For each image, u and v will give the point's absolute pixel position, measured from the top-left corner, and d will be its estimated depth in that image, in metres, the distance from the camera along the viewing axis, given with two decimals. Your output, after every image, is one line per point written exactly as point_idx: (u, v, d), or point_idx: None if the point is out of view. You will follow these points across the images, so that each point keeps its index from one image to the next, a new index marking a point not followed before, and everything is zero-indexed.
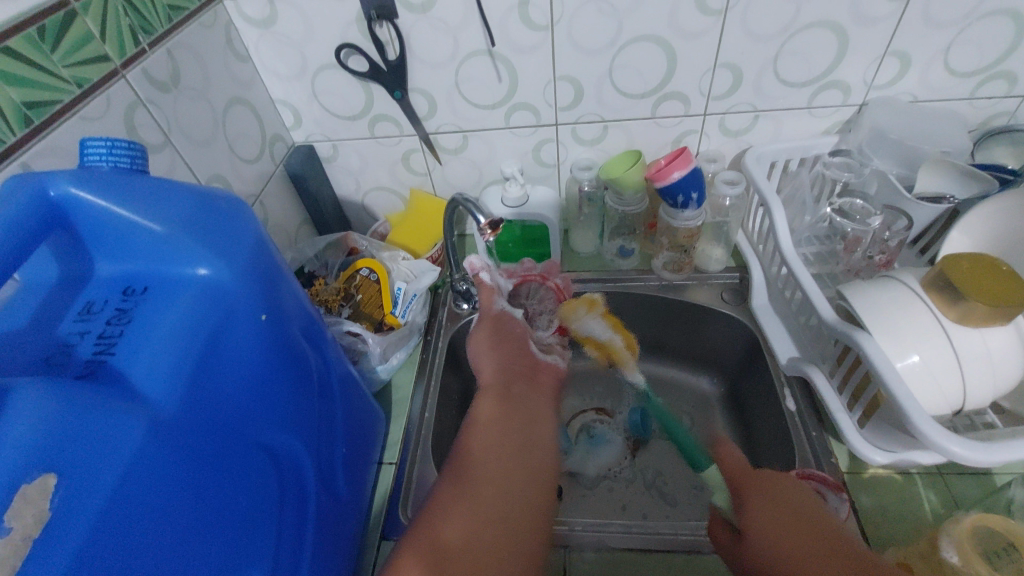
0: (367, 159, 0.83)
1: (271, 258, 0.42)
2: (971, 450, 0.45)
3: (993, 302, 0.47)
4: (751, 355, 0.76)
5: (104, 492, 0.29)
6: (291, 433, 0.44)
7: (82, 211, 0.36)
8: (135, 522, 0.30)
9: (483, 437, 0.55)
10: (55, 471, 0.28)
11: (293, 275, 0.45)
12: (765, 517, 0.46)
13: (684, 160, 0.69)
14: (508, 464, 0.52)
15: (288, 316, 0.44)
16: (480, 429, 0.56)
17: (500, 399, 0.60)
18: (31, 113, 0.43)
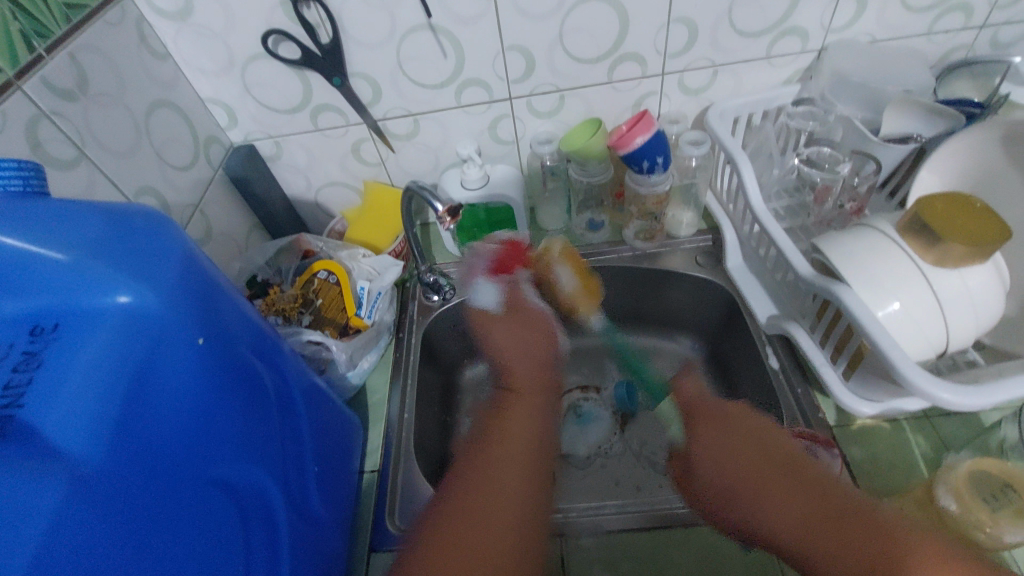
0: (314, 153, 0.78)
1: (203, 275, 0.39)
2: (959, 395, 0.44)
3: (973, 241, 0.46)
4: (731, 318, 0.75)
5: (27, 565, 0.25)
6: (248, 461, 0.41)
7: None
8: None
9: (506, 424, 0.47)
10: None
11: (229, 290, 0.42)
12: (718, 446, 0.47)
13: (647, 123, 0.66)
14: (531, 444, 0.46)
15: (227, 337, 0.41)
16: (505, 432, 0.46)
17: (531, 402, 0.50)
18: None
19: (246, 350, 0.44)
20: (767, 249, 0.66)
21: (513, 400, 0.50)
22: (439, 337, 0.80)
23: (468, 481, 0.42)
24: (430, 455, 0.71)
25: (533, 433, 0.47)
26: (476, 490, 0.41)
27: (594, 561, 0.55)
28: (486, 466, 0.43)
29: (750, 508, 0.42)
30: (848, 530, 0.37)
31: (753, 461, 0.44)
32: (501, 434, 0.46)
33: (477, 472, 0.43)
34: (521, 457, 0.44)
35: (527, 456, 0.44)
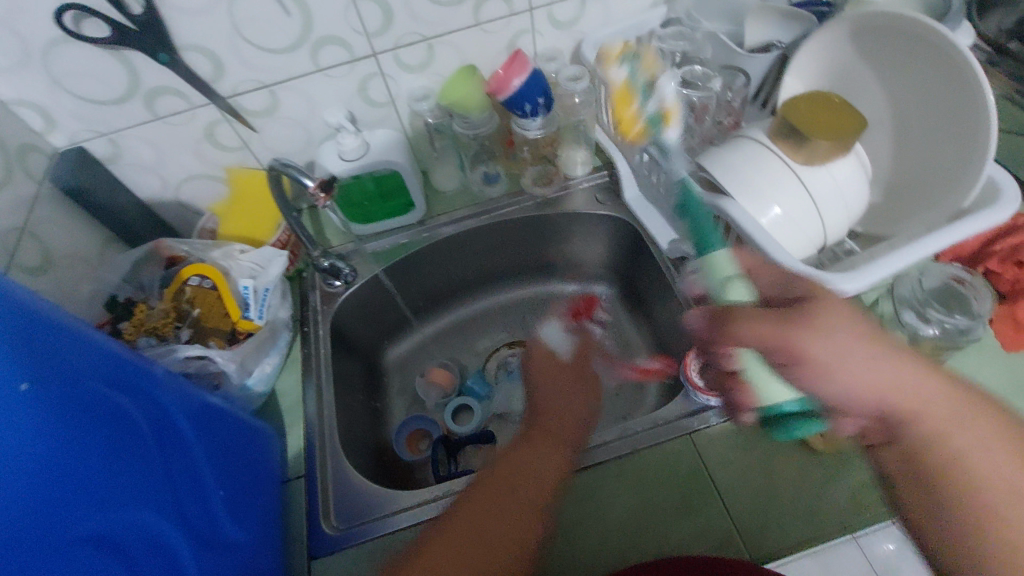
0: (161, 146, 0.68)
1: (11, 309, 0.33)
2: (842, 283, 0.47)
3: (832, 135, 0.48)
4: (637, 250, 0.75)
5: None
6: (125, 503, 0.37)
7: None
8: None
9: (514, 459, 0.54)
10: None
11: (49, 320, 0.37)
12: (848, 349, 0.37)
13: (521, 63, 0.63)
14: (522, 501, 0.51)
15: (65, 373, 0.36)
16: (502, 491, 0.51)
17: (546, 453, 0.55)
18: None
19: (95, 383, 0.39)
20: (658, 175, 0.66)
21: (532, 443, 0.56)
22: (349, 322, 0.75)
23: (472, 511, 0.50)
24: (361, 446, 0.68)
25: (541, 459, 0.55)
26: (476, 518, 0.49)
27: None
28: (491, 497, 0.51)
29: (852, 388, 0.37)
30: (951, 425, 0.36)
31: (873, 362, 0.37)
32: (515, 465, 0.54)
33: (473, 507, 0.50)
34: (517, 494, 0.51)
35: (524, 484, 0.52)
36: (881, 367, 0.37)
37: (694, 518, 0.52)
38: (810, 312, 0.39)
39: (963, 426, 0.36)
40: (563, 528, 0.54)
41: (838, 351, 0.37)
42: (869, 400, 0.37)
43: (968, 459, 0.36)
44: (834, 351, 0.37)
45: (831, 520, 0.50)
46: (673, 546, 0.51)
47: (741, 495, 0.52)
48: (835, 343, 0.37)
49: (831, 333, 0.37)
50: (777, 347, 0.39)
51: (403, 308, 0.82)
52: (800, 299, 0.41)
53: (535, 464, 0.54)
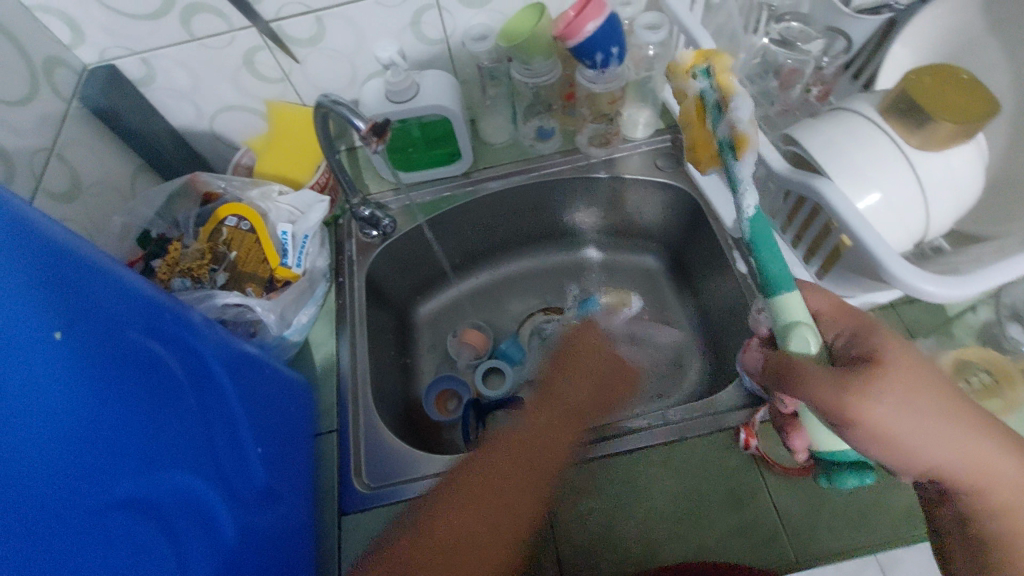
0: (196, 71, 0.63)
1: (37, 246, 0.30)
2: (944, 287, 0.41)
3: (960, 117, 0.42)
4: (694, 223, 0.70)
5: None
6: (162, 464, 0.35)
7: None
8: None
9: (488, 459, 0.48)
10: None
11: (89, 263, 0.34)
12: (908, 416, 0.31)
13: (597, 6, 0.56)
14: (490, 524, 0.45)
15: (97, 319, 0.33)
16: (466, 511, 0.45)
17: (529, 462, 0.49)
18: None
19: (133, 331, 0.36)
20: None
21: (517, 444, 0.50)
22: (384, 274, 0.72)
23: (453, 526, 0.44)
24: (392, 403, 0.66)
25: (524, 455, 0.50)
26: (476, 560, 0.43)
27: (576, 491, 0.53)
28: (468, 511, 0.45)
29: (925, 449, 0.32)
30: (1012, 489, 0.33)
31: (944, 419, 0.32)
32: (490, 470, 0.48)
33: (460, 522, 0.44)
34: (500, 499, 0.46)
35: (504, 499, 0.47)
36: (949, 420, 0.32)
37: (742, 513, 0.50)
38: (875, 375, 0.31)
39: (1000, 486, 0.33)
40: (604, 509, 0.52)
41: (913, 406, 0.31)
42: (935, 465, 0.33)
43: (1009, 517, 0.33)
44: (898, 417, 0.31)
45: (885, 528, 0.48)
46: (717, 538, 0.49)
47: (793, 495, 0.50)
48: (906, 397, 0.31)
49: (901, 382, 0.32)
50: (828, 408, 0.32)
51: (440, 263, 0.78)
52: (867, 358, 0.33)
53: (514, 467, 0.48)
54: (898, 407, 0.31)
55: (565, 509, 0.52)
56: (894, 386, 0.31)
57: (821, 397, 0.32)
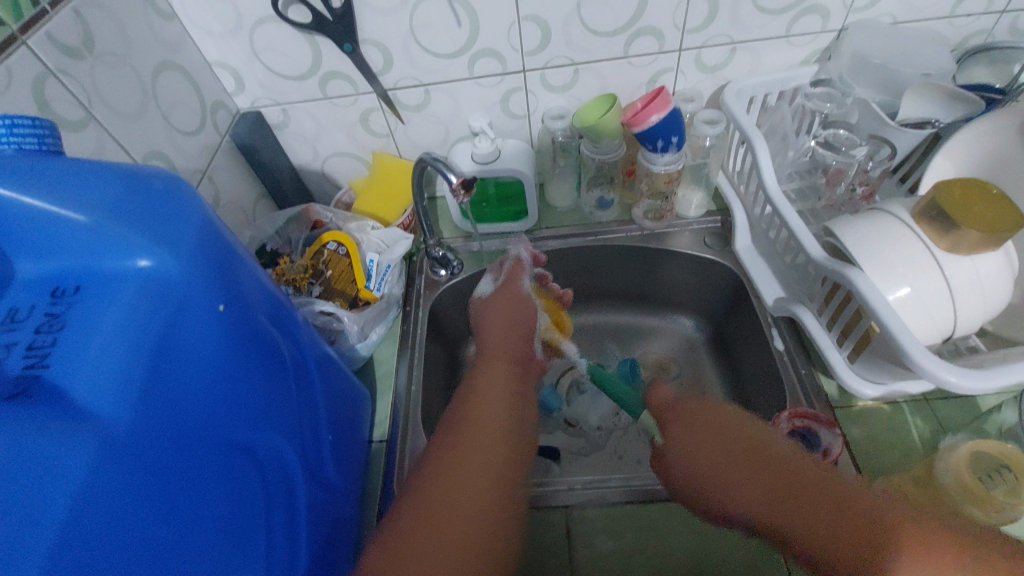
0: (322, 122, 0.76)
1: (223, 239, 0.38)
2: (966, 379, 0.44)
3: (987, 227, 0.46)
4: (737, 299, 0.75)
5: (66, 496, 0.27)
6: (269, 430, 0.41)
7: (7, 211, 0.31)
8: (107, 533, 0.28)
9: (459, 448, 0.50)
10: (12, 493, 0.26)
11: (250, 257, 0.42)
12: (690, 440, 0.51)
13: (663, 101, 0.65)
14: (475, 505, 0.46)
15: (251, 302, 0.41)
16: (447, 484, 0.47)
17: (495, 454, 0.50)
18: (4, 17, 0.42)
19: (266, 320, 0.43)
20: (777, 231, 0.65)
21: (473, 430, 0.51)
22: (446, 309, 0.79)
23: (427, 492, 0.46)
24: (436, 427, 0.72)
25: (492, 407, 0.55)
26: (470, 480, 0.47)
27: (599, 533, 0.56)
28: (447, 472, 0.48)
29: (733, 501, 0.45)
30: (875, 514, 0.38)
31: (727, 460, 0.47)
32: (473, 408, 0.54)
33: (435, 483, 0.47)
34: (479, 454, 0.50)
35: (486, 455, 0.50)
36: (735, 457, 0.47)
37: None
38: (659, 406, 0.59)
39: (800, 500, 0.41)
40: (623, 554, 0.54)
41: (693, 451, 0.50)
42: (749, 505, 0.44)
43: (825, 527, 0.39)
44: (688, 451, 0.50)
45: None
46: None
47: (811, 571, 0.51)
48: (688, 447, 0.50)
49: (672, 439, 0.52)
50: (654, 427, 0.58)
51: None
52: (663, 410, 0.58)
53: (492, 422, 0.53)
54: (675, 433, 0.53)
55: (585, 546, 0.55)
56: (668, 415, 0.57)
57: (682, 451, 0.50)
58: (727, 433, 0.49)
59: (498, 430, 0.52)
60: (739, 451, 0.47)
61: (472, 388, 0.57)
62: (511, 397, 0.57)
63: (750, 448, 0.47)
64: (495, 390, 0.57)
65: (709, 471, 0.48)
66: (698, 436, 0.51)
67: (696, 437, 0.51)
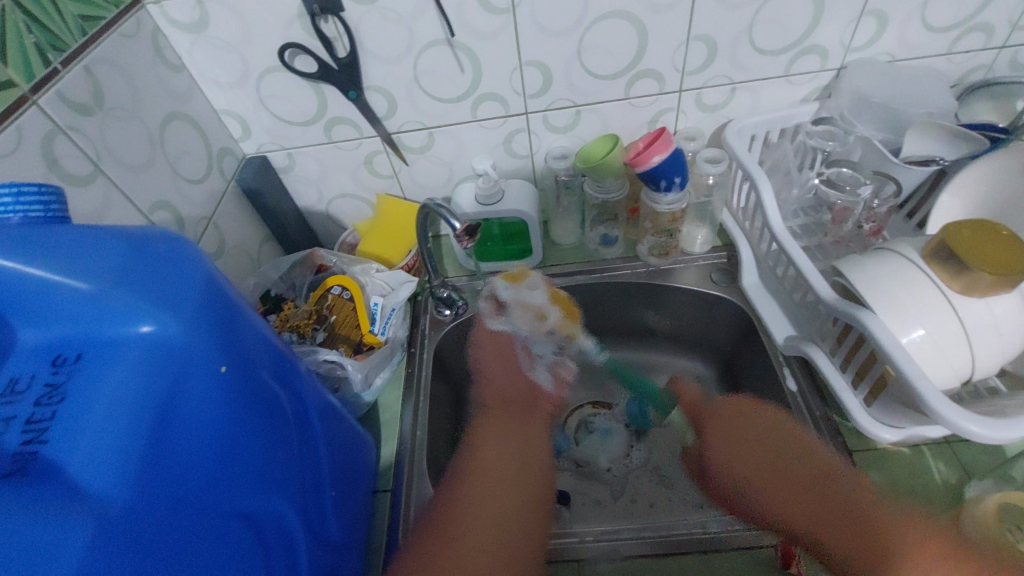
0: (327, 165, 0.77)
1: (227, 297, 0.38)
2: (988, 429, 0.43)
3: (999, 269, 0.45)
4: (746, 335, 0.74)
5: None
6: (271, 492, 0.40)
7: (12, 282, 0.31)
8: None
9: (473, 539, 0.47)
10: None
11: (252, 308, 0.41)
12: (727, 453, 0.58)
13: (665, 142, 0.65)
14: None
15: (253, 359, 0.40)
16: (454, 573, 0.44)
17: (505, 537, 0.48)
18: (15, 79, 0.43)
19: (268, 375, 0.42)
20: (785, 268, 0.65)
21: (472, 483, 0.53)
22: (452, 349, 0.78)
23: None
24: (442, 472, 0.70)
25: (508, 471, 0.54)
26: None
27: None
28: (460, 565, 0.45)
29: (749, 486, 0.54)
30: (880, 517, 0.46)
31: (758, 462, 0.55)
32: (477, 465, 0.55)
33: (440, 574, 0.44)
34: None
35: None
36: (765, 456, 0.55)
37: None
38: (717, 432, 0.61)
39: (833, 516, 0.48)
40: None
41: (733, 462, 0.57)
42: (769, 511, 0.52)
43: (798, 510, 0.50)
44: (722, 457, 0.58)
45: None
46: None
47: None
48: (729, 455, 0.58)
49: (722, 447, 0.59)
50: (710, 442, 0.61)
51: None
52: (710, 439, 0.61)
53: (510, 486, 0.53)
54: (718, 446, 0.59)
55: None
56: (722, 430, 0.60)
57: (737, 461, 0.57)
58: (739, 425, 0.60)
59: (495, 482, 0.53)
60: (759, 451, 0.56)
61: (478, 443, 0.58)
62: (521, 450, 0.57)
63: (775, 445, 0.55)
64: (513, 422, 0.61)
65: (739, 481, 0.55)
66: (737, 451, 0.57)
67: (737, 451, 0.57)
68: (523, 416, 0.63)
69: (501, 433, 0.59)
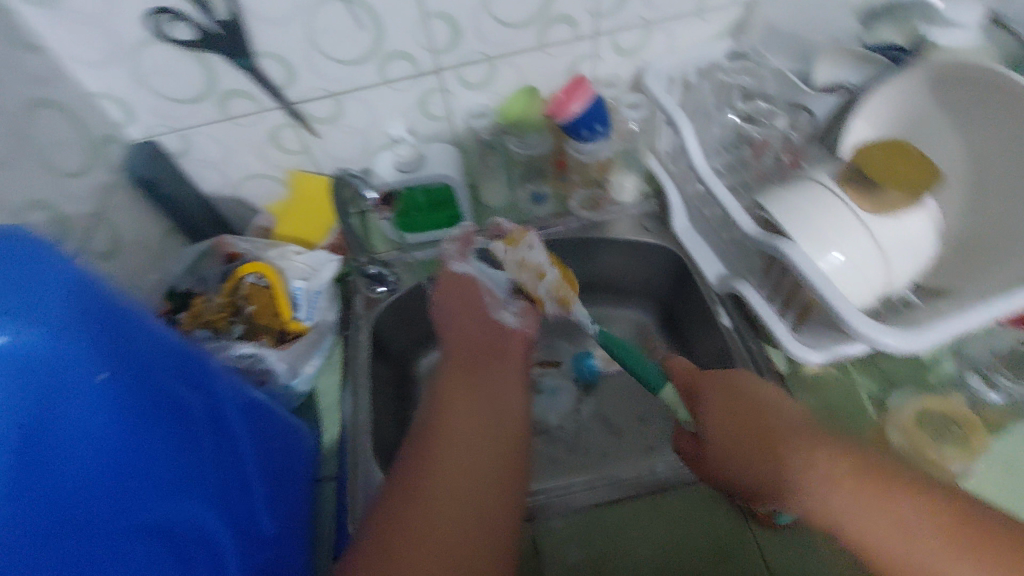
0: (228, 145, 0.71)
1: (105, 296, 0.33)
2: (901, 339, 0.44)
3: (905, 185, 0.50)
4: (681, 279, 0.74)
5: None
6: (182, 498, 0.38)
7: None
8: None
9: (433, 512, 0.41)
10: None
11: (140, 304, 0.36)
12: (724, 434, 0.45)
13: (583, 90, 0.64)
14: None
15: (147, 363, 0.36)
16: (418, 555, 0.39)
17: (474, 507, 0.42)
18: None
19: (168, 377, 0.38)
20: (711, 208, 0.65)
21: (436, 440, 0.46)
22: (388, 327, 0.75)
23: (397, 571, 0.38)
24: (392, 452, 0.68)
25: (479, 427, 0.47)
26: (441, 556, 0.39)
27: (567, 541, 0.54)
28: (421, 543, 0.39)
29: (756, 477, 0.43)
30: (896, 496, 0.37)
31: (759, 443, 0.43)
32: (443, 422, 0.48)
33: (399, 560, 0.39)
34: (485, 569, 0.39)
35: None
36: (775, 451, 0.42)
37: (725, 565, 0.51)
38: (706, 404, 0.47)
39: (858, 503, 0.37)
40: (598, 561, 0.53)
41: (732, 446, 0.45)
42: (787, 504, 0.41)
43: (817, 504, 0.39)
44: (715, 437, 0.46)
45: None
46: None
47: (777, 546, 0.52)
48: (727, 436, 0.45)
49: (719, 432, 0.46)
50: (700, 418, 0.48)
51: None
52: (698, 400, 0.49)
53: (483, 446, 0.46)
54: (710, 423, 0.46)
55: (557, 560, 0.53)
56: (712, 402, 0.47)
57: (734, 446, 0.44)
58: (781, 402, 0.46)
59: (454, 436, 0.46)
60: (786, 448, 0.41)
61: (442, 400, 0.50)
62: (489, 398, 0.51)
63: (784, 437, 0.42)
64: (481, 373, 0.54)
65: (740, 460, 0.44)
66: (734, 428, 0.45)
67: (734, 431, 0.45)
68: (495, 361, 0.57)
69: (469, 383, 0.52)
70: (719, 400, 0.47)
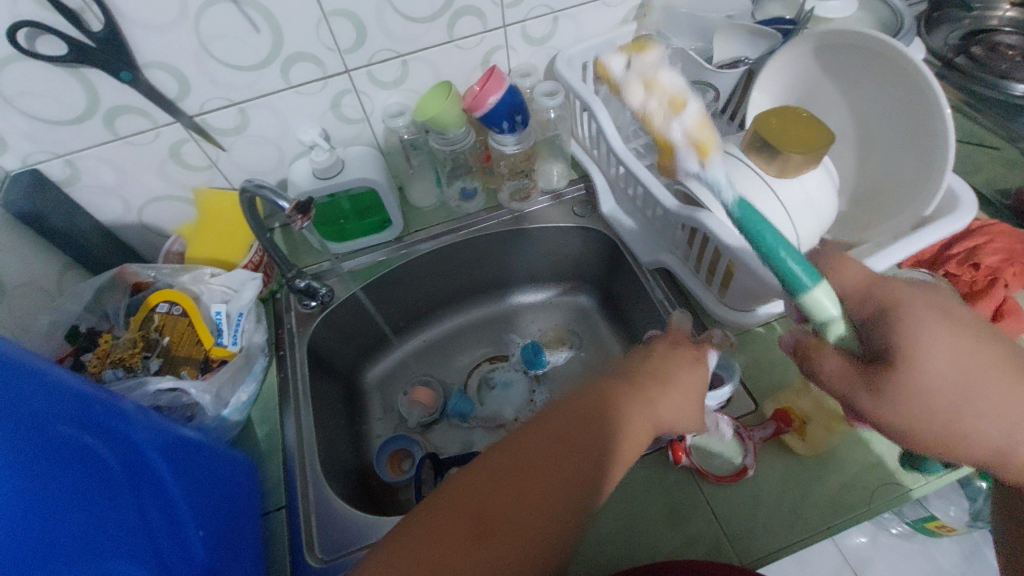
0: (123, 168, 0.65)
1: None
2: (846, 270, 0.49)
3: (808, 148, 0.50)
4: (614, 260, 0.76)
5: None
6: (106, 551, 0.35)
7: None
8: None
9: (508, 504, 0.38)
10: None
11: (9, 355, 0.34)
12: (941, 355, 0.35)
13: (497, 80, 0.63)
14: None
15: (37, 413, 0.34)
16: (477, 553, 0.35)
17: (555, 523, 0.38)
18: None
19: (64, 426, 0.36)
20: (634, 188, 0.66)
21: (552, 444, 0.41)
22: (326, 341, 0.72)
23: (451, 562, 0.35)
24: (344, 470, 0.65)
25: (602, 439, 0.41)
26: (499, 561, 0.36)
27: None
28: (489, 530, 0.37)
29: (928, 373, 0.35)
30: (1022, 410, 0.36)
31: (992, 380, 0.35)
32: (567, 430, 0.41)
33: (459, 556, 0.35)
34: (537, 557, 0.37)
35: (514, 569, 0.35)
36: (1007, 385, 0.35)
37: (683, 527, 0.52)
38: (899, 312, 0.36)
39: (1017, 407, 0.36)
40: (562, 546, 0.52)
41: (948, 378, 0.35)
42: (926, 402, 0.36)
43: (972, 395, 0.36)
44: (935, 356, 0.35)
45: (815, 515, 0.51)
46: (666, 550, 0.51)
47: (731, 500, 0.53)
48: (944, 360, 0.35)
49: (924, 342, 0.35)
50: (877, 302, 0.37)
51: (384, 327, 0.79)
52: (883, 308, 0.37)
53: (589, 454, 0.40)
54: (923, 323, 0.35)
55: None
56: (921, 318, 0.35)
57: (951, 379, 0.35)
58: (978, 348, 0.35)
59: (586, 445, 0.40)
60: (996, 368, 0.35)
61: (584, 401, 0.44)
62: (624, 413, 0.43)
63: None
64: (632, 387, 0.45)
65: (950, 397, 0.36)
66: (961, 371, 0.35)
67: (960, 371, 0.35)
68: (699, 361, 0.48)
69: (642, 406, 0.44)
70: (940, 317, 0.36)
